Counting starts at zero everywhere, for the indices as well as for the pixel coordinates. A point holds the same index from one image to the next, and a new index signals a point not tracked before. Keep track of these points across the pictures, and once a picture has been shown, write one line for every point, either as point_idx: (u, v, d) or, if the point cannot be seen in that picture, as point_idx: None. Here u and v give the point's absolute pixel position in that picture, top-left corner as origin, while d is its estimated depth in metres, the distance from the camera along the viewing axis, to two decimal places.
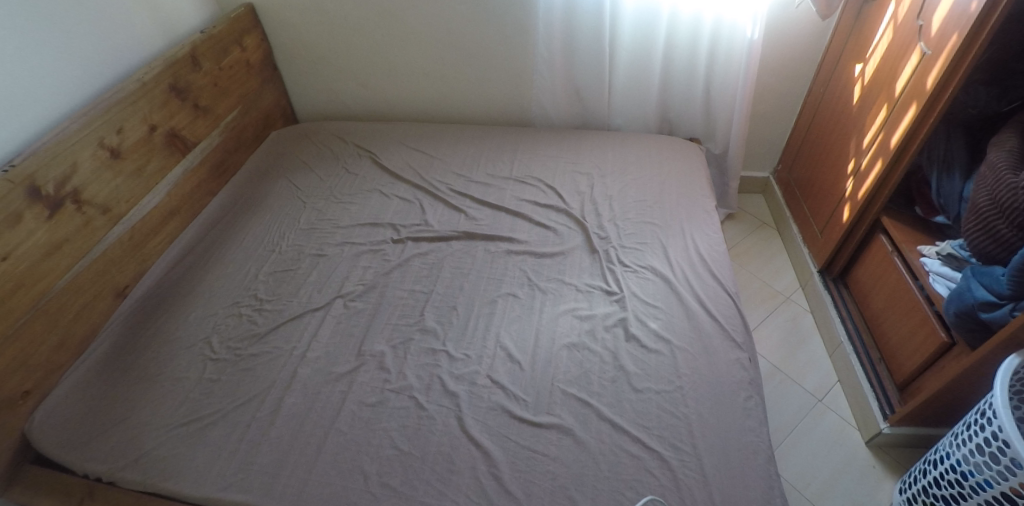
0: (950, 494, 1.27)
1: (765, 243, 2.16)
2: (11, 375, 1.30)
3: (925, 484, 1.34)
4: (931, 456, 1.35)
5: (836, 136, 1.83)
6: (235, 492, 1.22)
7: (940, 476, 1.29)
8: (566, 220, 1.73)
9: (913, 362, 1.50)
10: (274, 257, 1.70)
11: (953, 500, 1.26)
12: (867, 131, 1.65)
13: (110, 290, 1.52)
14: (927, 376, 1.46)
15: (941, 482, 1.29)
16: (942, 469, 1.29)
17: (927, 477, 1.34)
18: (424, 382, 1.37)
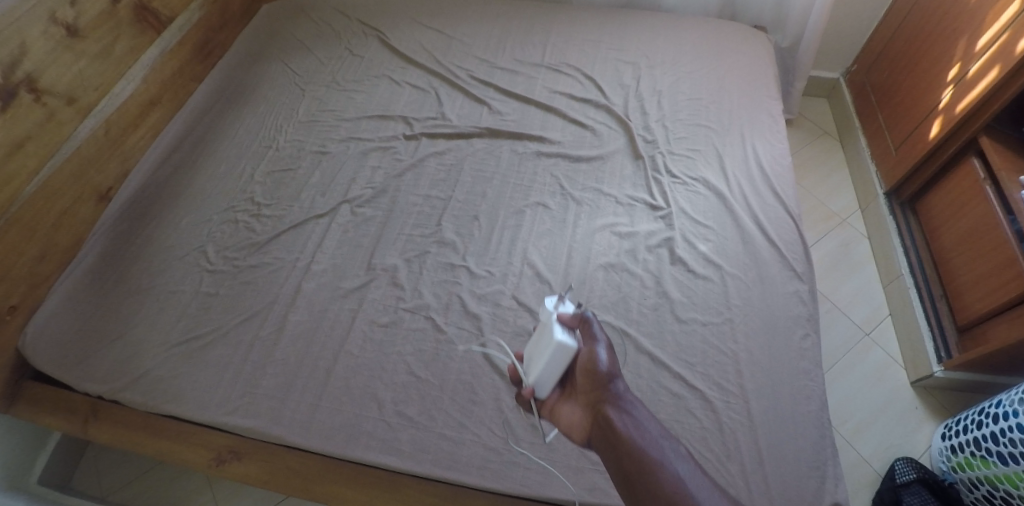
0: (1007, 453, 1.15)
1: (824, 155, 1.93)
2: None
3: (978, 436, 1.23)
4: (990, 409, 1.22)
5: (939, 36, 1.55)
6: (241, 417, 1.15)
7: (999, 432, 1.17)
8: (605, 118, 1.51)
9: (984, 305, 1.35)
10: (271, 154, 1.53)
11: (1009, 459, 1.15)
12: (986, 30, 1.37)
13: (91, 193, 1.37)
14: (998, 322, 1.31)
15: (1000, 439, 1.17)
16: (1004, 426, 1.16)
17: (983, 430, 1.23)
18: (442, 301, 1.23)
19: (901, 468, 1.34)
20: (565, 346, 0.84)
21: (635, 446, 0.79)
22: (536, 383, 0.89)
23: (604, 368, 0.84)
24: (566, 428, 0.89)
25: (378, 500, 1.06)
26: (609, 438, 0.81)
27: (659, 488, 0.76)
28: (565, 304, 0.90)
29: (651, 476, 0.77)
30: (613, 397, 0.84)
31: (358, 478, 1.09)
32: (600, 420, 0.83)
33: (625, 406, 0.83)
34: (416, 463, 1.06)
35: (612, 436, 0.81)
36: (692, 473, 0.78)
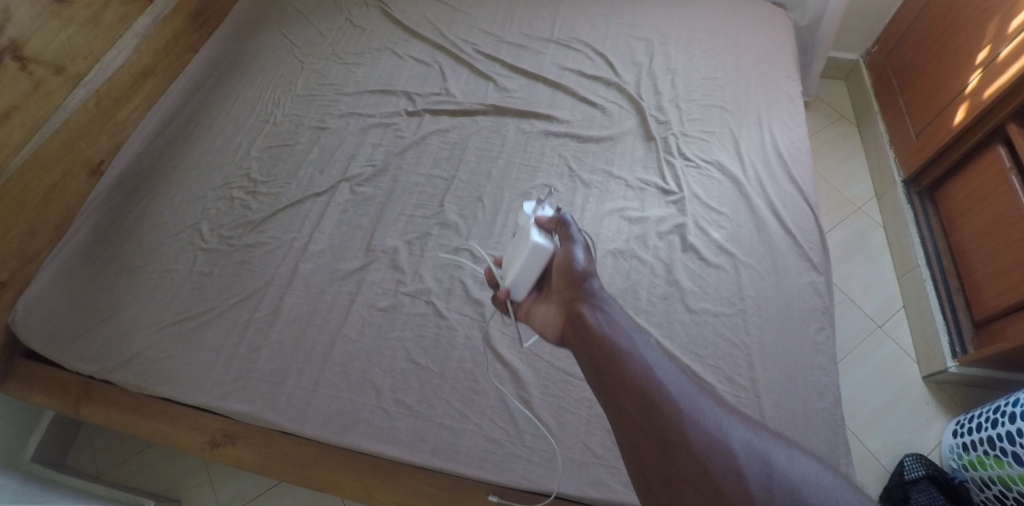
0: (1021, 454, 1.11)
1: (840, 140, 1.87)
2: None
3: (992, 435, 1.19)
4: (1006, 407, 1.18)
5: (968, 17, 1.48)
6: (235, 401, 1.11)
7: (1015, 432, 1.13)
8: (616, 97, 1.44)
9: (1003, 300, 1.30)
10: (268, 129, 1.48)
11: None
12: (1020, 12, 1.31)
13: (82, 166, 1.32)
14: (1017, 318, 1.26)
15: (1015, 439, 1.13)
16: (1020, 426, 1.12)
17: (998, 429, 1.19)
18: (444, 286, 1.19)
19: (910, 464, 1.30)
20: (541, 246, 0.83)
21: (608, 338, 0.77)
22: (512, 285, 0.87)
23: (580, 265, 0.82)
24: (539, 328, 0.87)
25: (376, 489, 1.04)
26: (582, 332, 0.79)
27: (629, 374, 0.74)
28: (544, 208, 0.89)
29: (623, 366, 0.75)
30: (588, 294, 0.82)
31: (355, 467, 1.06)
32: (574, 316, 0.81)
33: (600, 301, 0.81)
34: (414, 453, 1.02)
35: (585, 330, 0.79)
36: (665, 363, 0.76)
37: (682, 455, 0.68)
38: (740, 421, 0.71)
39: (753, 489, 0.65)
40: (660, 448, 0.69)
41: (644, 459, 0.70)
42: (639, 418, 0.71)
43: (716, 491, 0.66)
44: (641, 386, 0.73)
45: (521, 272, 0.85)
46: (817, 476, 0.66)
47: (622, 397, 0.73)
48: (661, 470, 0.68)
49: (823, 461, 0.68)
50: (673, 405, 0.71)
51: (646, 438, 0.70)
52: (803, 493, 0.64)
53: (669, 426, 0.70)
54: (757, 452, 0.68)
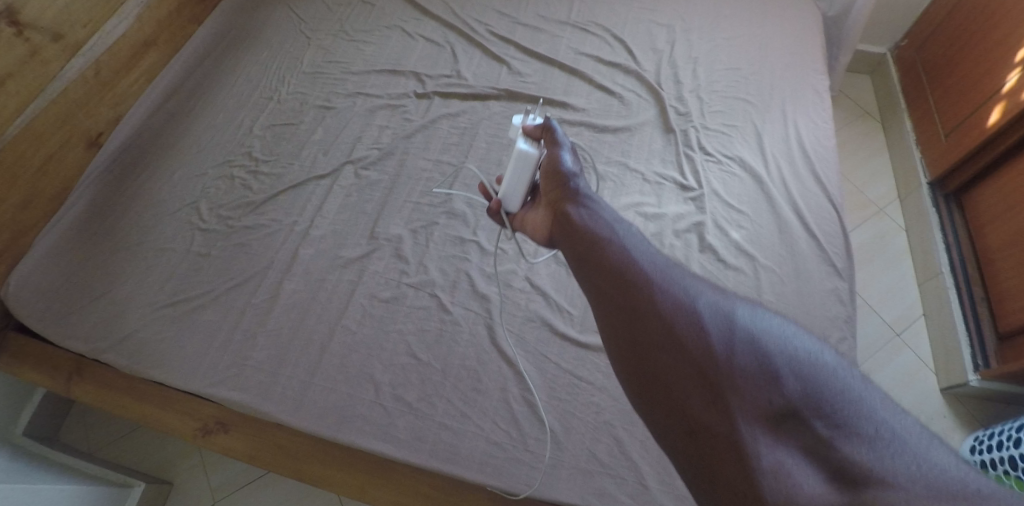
0: None
1: (863, 137, 1.80)
2: None
3: (1014, 455, 1.14)
4: None
5: (1008, 12, 1.40)
6: (229, 389, 1.07)
7: None
8: (634, 85, 1.38)
9: None
10: (272, 107, 1.42)
11: None
12: None
13: (80, 138, 1.27)
14: None
15: None
16: None
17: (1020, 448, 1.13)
18: (449, 279, 1.14)
19: None
20: (526, 152, 0.91)
21: (587, 219, 0.81)
22: (505, 196, 0.93)
23: (562, 161, 0.88)
24: (531, 232, 0.91)
25: (371, 487, 1.00)
26: (564, 216, 0.83)
27: (602, 247, 0.77)
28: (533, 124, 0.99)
29: (598, 240, 0.77)
30: (571, 186, 0.86)
31: (351, 463, 1.02)
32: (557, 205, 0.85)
33: (582, 192, 0.85)
34: (413, 453, 0.98)
35: (566, 215, 0.82)
36: (640, 240, 0.78)
37: (648, 313, 0.70)
38: (709, 285, 0.73)
39: (713, 340, 0.66)
40: (627, 308, 0.71)
41: (613, 320, 0.71)
42: (609, 283, 0.73)
43: (678, 344, 0.67)
44: (612, 256, 0.75)
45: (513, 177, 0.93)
46: (779, 329, 0.67)
47: (596, 267, 0.75)
48: (628, 328, 0.70)
49: (788, 319, 0.69)
50: (644, 270, 0.73)
51: (615, 300, 0.72)
52: (764, 344, 0.65)
53: (636, 285, 0.71)
54: (721, 308, 0.68)
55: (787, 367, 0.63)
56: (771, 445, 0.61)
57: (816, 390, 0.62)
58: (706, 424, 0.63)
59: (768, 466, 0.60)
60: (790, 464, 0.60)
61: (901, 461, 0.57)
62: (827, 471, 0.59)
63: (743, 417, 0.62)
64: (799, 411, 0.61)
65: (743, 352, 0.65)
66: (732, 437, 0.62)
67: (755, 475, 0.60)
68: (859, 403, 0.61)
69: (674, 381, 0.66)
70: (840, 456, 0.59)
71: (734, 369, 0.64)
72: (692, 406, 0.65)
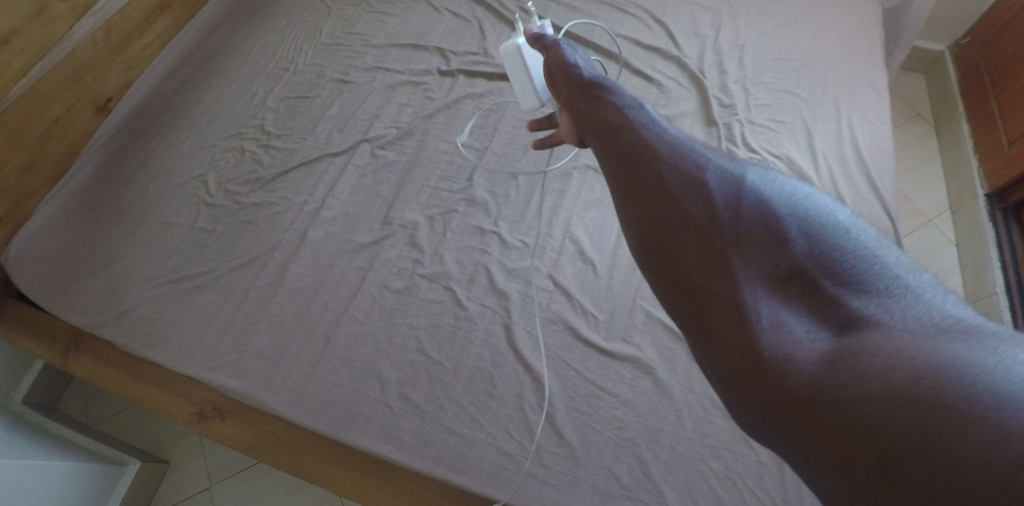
0: None
1: (913, 141, 1.67)
2: None
3: None
4: None
5: None
6: (227, 376, 1.00)
7: None
8: (675, 72, 1.28)
9: None
10: (287, 79, 1.35)
11: None
12: None
13: (88, 103, 1.20)
14: None
15: None
16: None
17: None
18: (466, 271, 1.07)
19: None
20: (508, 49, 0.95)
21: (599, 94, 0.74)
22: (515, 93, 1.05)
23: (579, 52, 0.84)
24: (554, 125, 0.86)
25: (371, 489, 0.93)
26: (576, 94, 0.76)
27: (610, 117, 0.70)
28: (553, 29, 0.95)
29: (608, 113, 0.71)
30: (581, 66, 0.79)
31: (351, 462, 0.95)
32: (567, 85, 0.78)
33: (594, 71, 0.78)
34: (418, 459, 0.91)
35: (577, 93, 0.76)
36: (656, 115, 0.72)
37: (651, 176, 0.63)
38: (722, 155, 0.65)
39: (715, 198, 0.59)
40: (631, 173, 0.65)
41: (616, 187, 0.65)
42: (615, 152, 0.67)
43: (678, 203, 0.60)
44: (620, 125, 0.68)
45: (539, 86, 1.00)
46: (791, 191, 0.59)
47: (604, 139, 0.69)
48: (631, 191, 0.64)
49: (807, 188, 0.60)
50: (652, 137, 0.66)
51: (620, 165, 0.66)
52: (770, 200, 0.57)
53: (641, 150, 0.65)
54: (733, 174, 0.61)
55: (793, 220, 0.55)
56: (772, 301, 0.52)
57: (823, 242, 0.53)
58: (703, 281, 0.56)
59: (764, 320, 0.51)
60: (791, 320, 0.51)
61: (918, 313, 0.47)
62: (832, 325, 0.50)
63: (742, 272, 0.54)
64: (802, 261, 0.52)
65: (750, 210, 0.57)
66: (727, 291, 0.54)
67: (747, 329, 0.51)
68: (874, 259, 0.52)
69: (675, 240, 0.59)
70: (845, 307, 0.49)
71: (737, 225, 0.56)
72: (689, 265, 0.57)
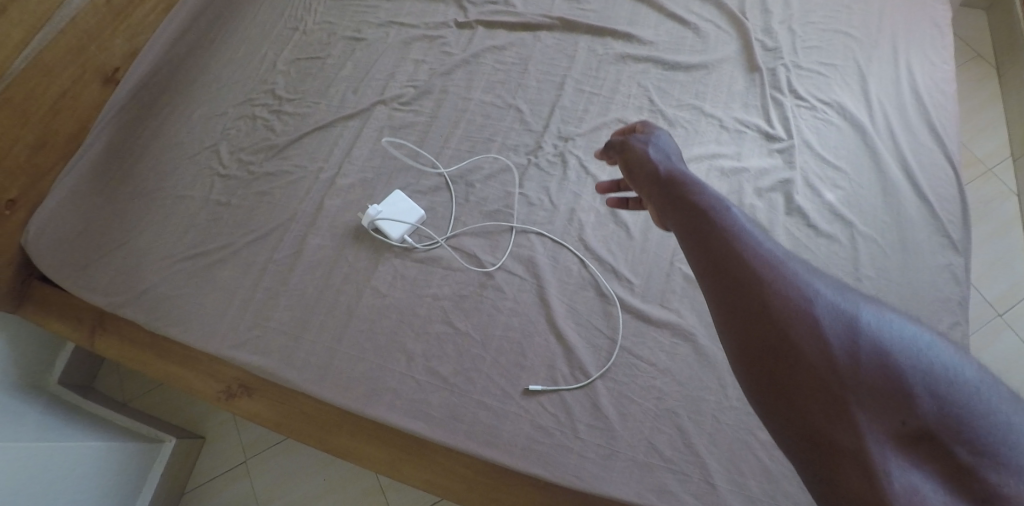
0: None
1: (973, 84, 1.53)
2: None
3: None
4: None
5: None
6: (250, 353, 0.98)
7: None
8: (712, 14, 1.17)
9: None
10: (297, 39, 1.28)
11: None
12: None
13: (95, 73, 1.14)
14: None
15: None
16: None
17: None
18: (492, 237, 1.01)
19: None
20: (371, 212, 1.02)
21: (685, 192, 0.71)
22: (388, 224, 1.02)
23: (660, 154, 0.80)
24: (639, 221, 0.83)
25: (403, 464, 0.90)
26: (660, 190, 0.74)
27: (700, 222, 0.67)
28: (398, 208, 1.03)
29: (697, 216, 0.67)
30: (658, 160, 0.78)
31: (381, 437, 0.92)
32: (649, 178, 0.77)
33: (673, 166, 0.76)
34: (448, 434, 0.88)
35: (662, 192, 0.74)
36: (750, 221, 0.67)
37: (750, 296, 0.58)
38: (824, 277, 0.61)
39: (828, 333, 0.55)
40: (728, 290, 0.60)
41: (711, 304, 0.61)
42: (708, 264, 0.63)
43: (786, 334, 0.56)
44: (715, 232, 0.64)
45: (390, 223, 1.02)
46: (911, 333, 0.54)
47: (695, 245, 0.65)
48: (729, 310, 0.60)
49: (924, 328, 0.56)
50: (748, 249, 0.62)
51: (715, 278, 0.61)
52: (890, 345, 0.53)
53: (738, 262, 0.61)
54: (847, 307, 0.56)
55: (917, 374, 0.51)
56: (901, 462, 0.50)
57: (953, 405, 0.50)
58: (821, 427, 0.52)
59: (895, 484, 0.49)
60: (925, 488, 0.48)
61: None
62: (971, 501, 0.47)
63: (866, 423, 0.51)
64: (933, 423, 0.50)
65: (874, 359, 0.53)
66: (851, 445, 0.51)
67: (877, 493, 0.49)
68: (1009, 429, 0.49)
69: (786, 375, 0.55)
70: (984, 483, 0.47)
71: (857, 370, 0.53)
72: (803, 405, 0.53)
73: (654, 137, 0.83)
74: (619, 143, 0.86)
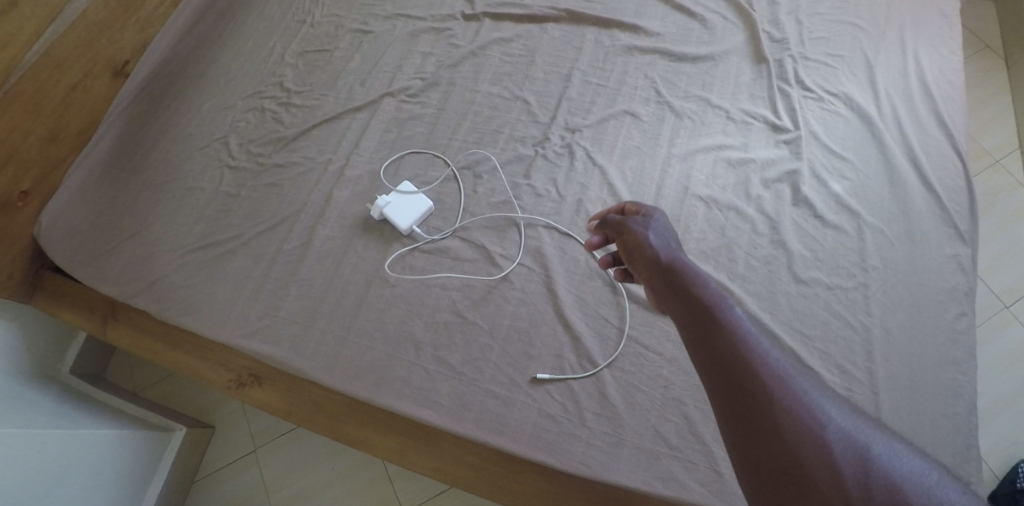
0: None
1: (981, 76, 1.52)
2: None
3: None
4: None
5: None
6: (261, 342, 0.99)
7: None
8: (719, 6, 1.17)
9: None
10: (305, 32, 1.29)
11: None
12: None
13: (104, 66, 1.15)
14: None
15: None
16: None
17: None
18: (500, 228, 1.02)
19: None
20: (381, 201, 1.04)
21: (692, 293, 0.67)
22: (393, 214, 1.02)
23: (663, 241, 0.74)
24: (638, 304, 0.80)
25: (412, 453, 0.91)
26: (663, 286, 0.70)
27: (714, 338, 0.63)
28: (406, 200, 1.04)
29: (708, 328, 0.64)
30: (659, 248, 0.72)
31: (390, 424, 0.93)
32: (650, 268, 0.72)
33: (678, 260, 0.71)
34: (456, 422, 0.89)
35: (665, 288, 0.69)
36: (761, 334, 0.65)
37: (765, 425, 0.59)
38: (834, 400, 0.61)
39: (842, 473, 0.56)
40: (747, 421, 0.60)
41: (727, 429, 0.61)
42: (724, 388, 0.61)
43: (801, 468, 0.57)
44: (732, 353, 0.62)
45: (397, 213, 1.02)
46: (921, 472, 0.55)
47: (710, 365, 0.62)
48: (744, 439, 0.59)
49: (931, 459, 0.57)
50: (764, 372, 0.61)
51: (733, 406, 0.60)
52: (902, 485, 0.55)
53: (754, 394, 0.60)
54: (859, 443, 0.57)
55: None
56: None
57: None
58: None
59: None
60: None
61: None
62: None
63: None
64: None
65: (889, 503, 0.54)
66: None
67: None
68: None
69: None
70: None
71: None
72: None
73: (652, 219, 0.77)
74: (613, 218, 0.79)
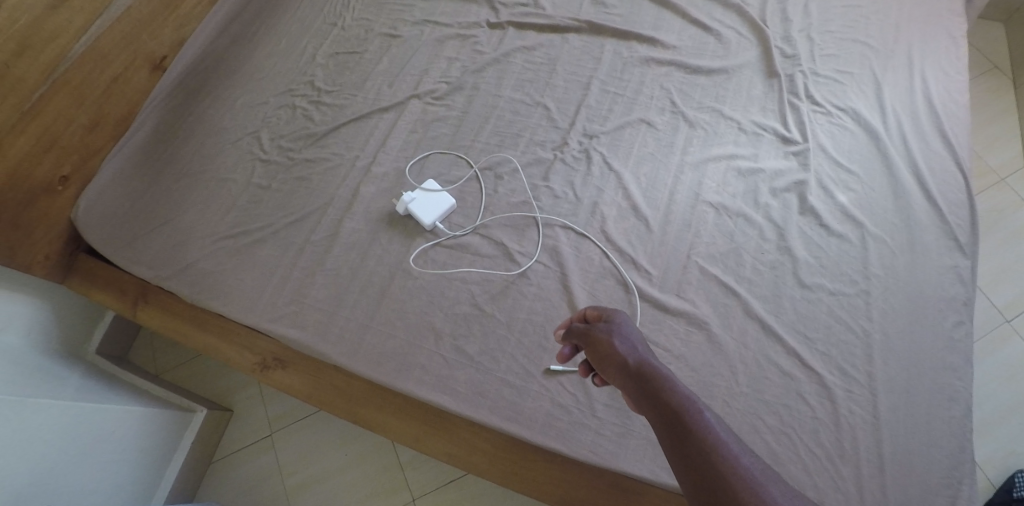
0: None
1: (989, 96, 1.56)
2: (43, 156, 1.07)
3: None
4: None
5: None
6: (288, 327, 1.04)
7: None
8: (734, 22, 1.22)
9: None
10: (336, 34, 1.35)
11: None
12: None
13: (144, 60, 1.21)
14: None
15: None
16: None
17: None
18: (519, 227, 1.07)
19: None
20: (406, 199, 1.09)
21: (665, 405, 0.64)
22: (418, 212, 1.07)
23: (631, 348, 0.71)
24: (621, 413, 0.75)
25: (427, 438, 0.96)
26: (639, 399, 0.67)
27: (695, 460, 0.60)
28: (429, 197, 1.09)
29: (686, 447, 0.61)
30: (628, 354, 0.69)
31: (407, 411, 0.98)
32: (622, 379, 0.69)
33: (650, 372, 0.67)
34: (473, 408, 0.94)
35: (639, 399, 0.67)
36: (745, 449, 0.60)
37: None
38: None
39: None
40: None
41: None
42: None
43: None
44: (711, 475, 0.58)
45: (422, 209, 1.07)
46: None
47: (692, 489, 0.58)
48: None
49: None
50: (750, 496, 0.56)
51: None
52: None
53: None
54: None
55: None
56: None
57: None
58: None
59: None
60: None
61: None
62: None
63: None
64: None
65: None
66: None
67: None
68: None
69: None
70: None
71: None
72: None
73: (617, 323, 0.74)
74: (578, 326, 0.77)
